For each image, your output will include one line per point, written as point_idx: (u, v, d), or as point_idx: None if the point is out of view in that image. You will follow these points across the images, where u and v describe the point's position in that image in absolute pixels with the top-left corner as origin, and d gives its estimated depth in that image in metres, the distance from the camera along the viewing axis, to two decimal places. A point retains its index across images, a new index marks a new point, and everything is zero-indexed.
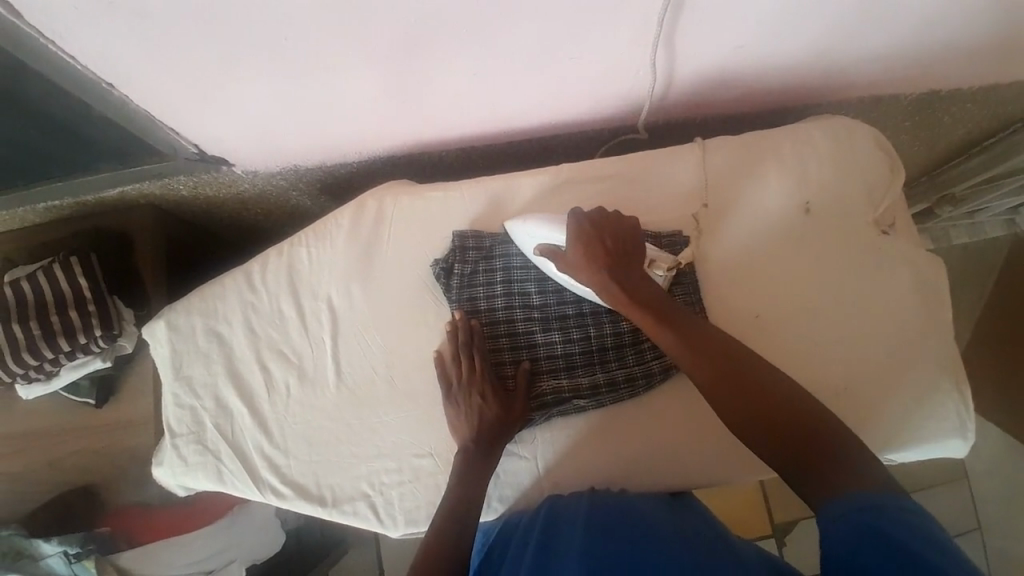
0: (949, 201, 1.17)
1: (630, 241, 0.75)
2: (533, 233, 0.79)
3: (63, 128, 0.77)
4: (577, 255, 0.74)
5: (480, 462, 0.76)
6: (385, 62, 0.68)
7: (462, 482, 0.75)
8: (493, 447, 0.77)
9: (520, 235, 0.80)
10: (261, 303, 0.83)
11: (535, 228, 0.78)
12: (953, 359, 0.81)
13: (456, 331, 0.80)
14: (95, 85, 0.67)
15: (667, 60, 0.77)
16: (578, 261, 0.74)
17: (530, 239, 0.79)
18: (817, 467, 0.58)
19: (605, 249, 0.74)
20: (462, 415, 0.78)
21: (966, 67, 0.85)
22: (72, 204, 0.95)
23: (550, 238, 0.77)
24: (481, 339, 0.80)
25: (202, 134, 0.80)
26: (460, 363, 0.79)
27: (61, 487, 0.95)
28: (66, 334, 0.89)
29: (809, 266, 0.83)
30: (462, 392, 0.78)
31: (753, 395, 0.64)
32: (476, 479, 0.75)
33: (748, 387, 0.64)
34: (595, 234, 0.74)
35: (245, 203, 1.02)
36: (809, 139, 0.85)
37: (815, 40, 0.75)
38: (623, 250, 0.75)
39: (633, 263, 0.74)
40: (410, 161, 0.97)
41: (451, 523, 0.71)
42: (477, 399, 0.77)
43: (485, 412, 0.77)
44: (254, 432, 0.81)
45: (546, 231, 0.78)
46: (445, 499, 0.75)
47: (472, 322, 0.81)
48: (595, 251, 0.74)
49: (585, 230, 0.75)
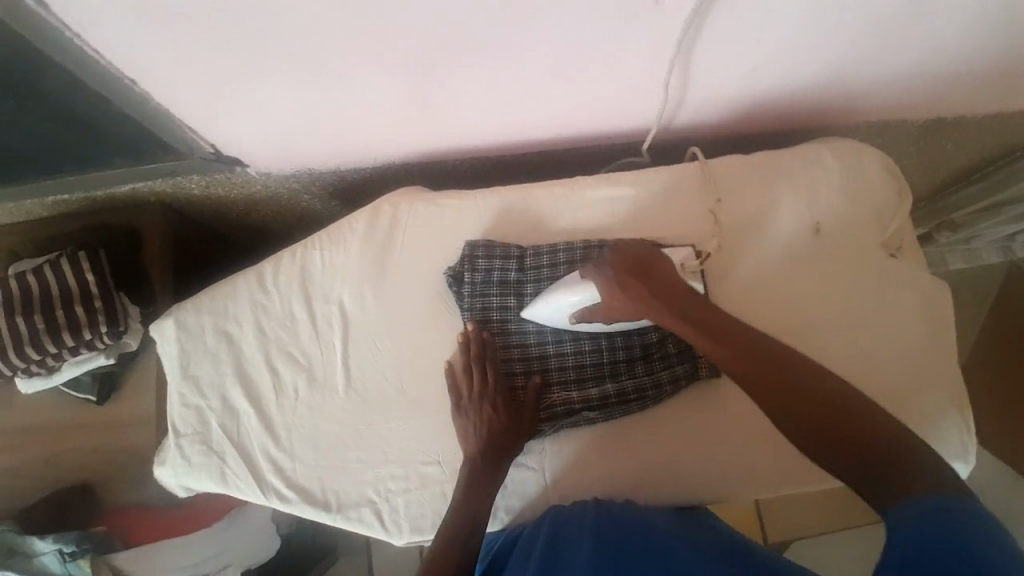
0: (948, 227, 1.19)
1: (657, 267, 0.73)
2: (552, 308, 0.78)
3: (80, 122, 0.77)
4: (611, 294, 0.73)
5: (489, 471, 0.76)
6: (408, 69, 0.69)
7: (470, 489, 0.75)
8: (502, 458, 0.77)
9: (540, 313, 0.79)
10: (272, 305, 0.83)
11: (552, 304, 0.77)
12: (957, 383, 0.82)
13: (468, 342, 0.80)
14: (118, 81, 0.67)
15: (684, 79, 0.78)
16: (611, 297, 0.73)
17: (555, 313, 0.78)
18: (888, 474, 0.56)
19: (637, 278, 0.72)
20: (471, 427, 0.78)
21: (974, 96, 0.86)
22: (81, 198, 0.94)
23: (572, 304, 0.76)
24: (493, 351, 0.80)
25: (220, 134, 0.80)
26: (472, 376, 0.79)
27: (57, 484, 0.93)
28: (71, 329, 0.88)
29: (818, 285, 0.84)
30: (473, 404, 0.78)
31: (807, 404, 0.61)
32: (483, 485, 0.75)
33: (797, 396, 0.61)
34: (626, 270, 0.72)
35: (256, 204, 1.02)
36: (820, 160, 0.86)
37: (830, 64, 0.76)
38: (653, 275, 0.73)
39: (670, 286, 0.72)
40: (424, 169, 0.97)
41: (458, 526, 0.72)
42: (489, 411, 0.77)
43: (496, 423, 0.77)
44: (260, 434, 0.81)
45: (564, 300, 0.76)
46: (453, 504, 0.75)
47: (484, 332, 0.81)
48: (628, 284, 0.72)
49: (610, 272, 0.73)
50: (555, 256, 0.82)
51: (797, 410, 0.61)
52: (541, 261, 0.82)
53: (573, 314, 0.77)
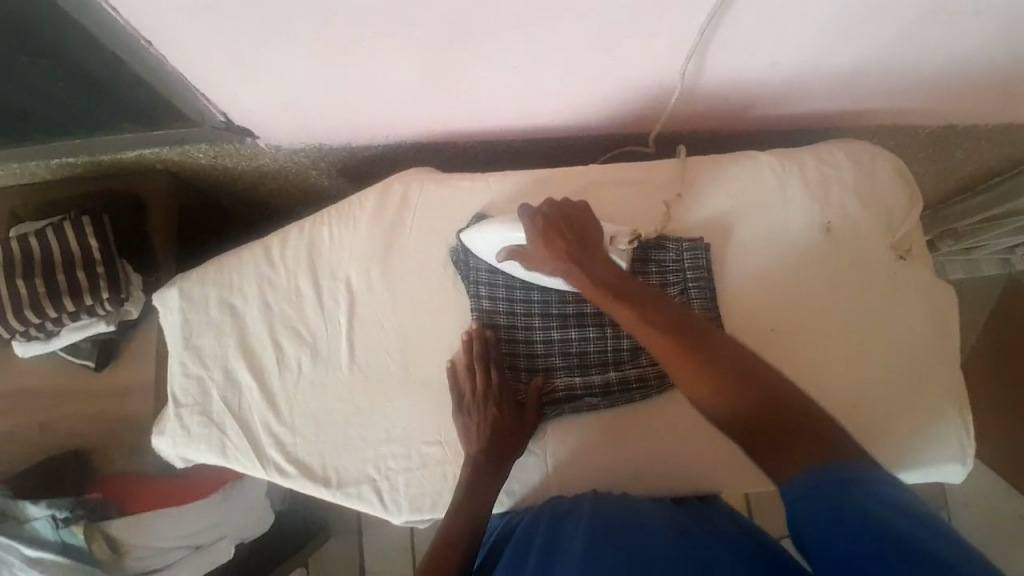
0: (952, 236, 1.18)
1: (584, 227, 0.74)
2: (489, 237, 0.78)
3: (92, 83, 0.76)
4: (536, 249, 0.74)
5: (492, 465, 0.76)
6: (429, 45, 0.68)
7: (472, 479, 0.75)
8: (504, 448, 0.76)
9: (476, 242, 0.79)
10: (279, 279, 0.83)
11: (491, 233, 0.77)
12: (959, 386, 0.82)
13: (471, 340, 0.79)
14: (133, 43, 0.66)
15: (703, 73, 0.78)
16: (535, 249, 0.74)
17: (487, 242, 0.78)
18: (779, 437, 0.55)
19: (563, 234, 0.73)
20: (473, 427, 0.77)
21: (991, 104, 0.86)
22: (87, 163, 0.93)
23: (506, 238, 0.77)
24: (495, 349, 0.80)
25: (234, 104, 0.79)
26: (475, 375, 0.78)
27: (54, 451, 0.93)
28: (72, 294, 0.86)
29: (827, 286, 0.84)
30: (476, 403, 0.77)
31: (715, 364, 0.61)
32: (489, 477, 0.75)
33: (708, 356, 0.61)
34: (553, 227, 0.73)
35: (264, 178, 1.01)
36: (835, 160, 0.86)
37: (850, 64, 0.76)
38: (581, 234, 0.74)
39: (594, 251, 0.73)
40: (435, 150, 0.96)
41: (464, 519, 0.72)
42: (492, 408, 0.77)
43: (499, 421, 0.77)
44: (261, 408, 0.80)
45: (500, 231, 0.77)
46: (456, 496, 0.75)
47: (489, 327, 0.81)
48: (552, 239, 0.73)
49: (539, 225, 0.74)
50: None
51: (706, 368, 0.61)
52: None
53: (502, 250, 0.78)
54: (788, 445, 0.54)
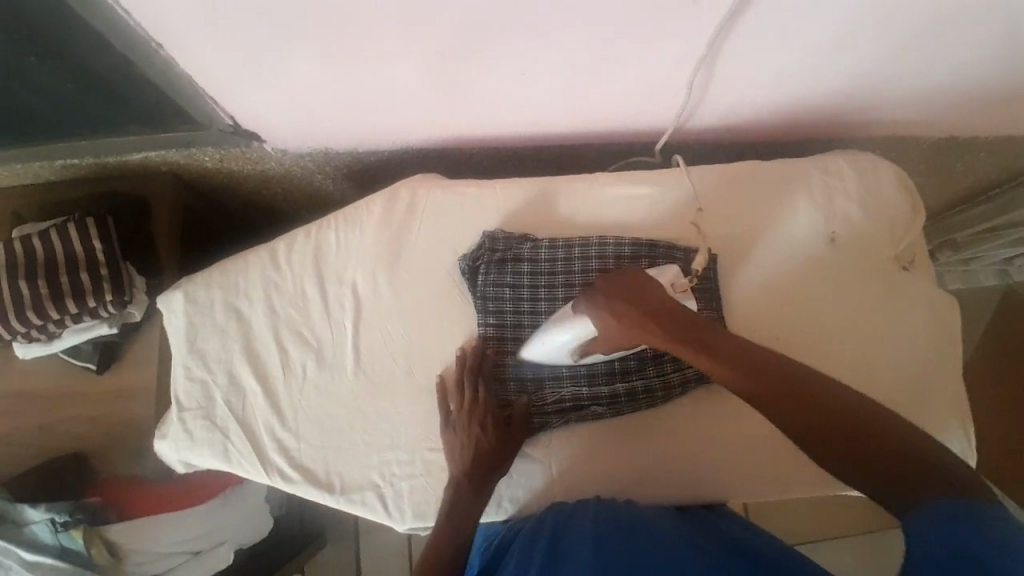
0: (949, 246, 1.19)
1: (646, 284, 0.68)
2: (552, 344, 0.75)
3: (101, 86, 0.76)
4: (602, 317, 0.68)
5: (474, 486, 0.76)
6: (440, 52, 0.68)
7: (456, 495, 0.76)
8: (489, 471, 0.76)
9: (542, 352, 0.77)
10: (284, 283, 0.82)
11: (550, 342, 0.75)
12: (961, 397, 0.83)
13: (465, 356, 0.79)
14: (146, 44, 0.66)
15: (708, 85, 0.78)
16: (606, 326, 0.68)
17: (554, 351, 0.76)
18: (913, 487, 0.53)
19: (629, 301, 0.67)
20: (458, 444, 0.77)
21: (995, 118, 0.87)
22: (92, 164, 0.92)
23: (569, 341, 0.74)
24: (489, 365, 0.80)
25: (243, 108, 0.79)
26: (465, 394, 0.78)
27: (53, 453, 0.92)
28: (75, 295, 0.86)
29: (831, 297, 0.84)
30: (462, 422, 0.77)
31: (824, 418, 0.58)
32: (471, 496, 0.75)
33: (817, 411, 0.58)
34: (616, 293, 0.68)
35: (268, 181, 1.01)
36: (839, 171, 0.87)
37: (856, 77, 0.77)
38: (646, 292, 0.68)
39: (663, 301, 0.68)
40: (442, 156, 0.96)
41: (446, 537, 0.74)
42: (477, 430, 0.77)
43: (482, 441, 0.76)
44: (265, 412, 0.80)
45: (560, 338, 0.74)
46: (439, 513, 0.76)
47: (489, 338, 0.81)
48: (621, 311, 0.67)
49: (600, 297, 0.68)
50: (571, 249, 0.81)
51: (819, 427, 0.58)
52: (556, 254, 0.81)
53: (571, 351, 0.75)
54: (919, 486, 0.52)
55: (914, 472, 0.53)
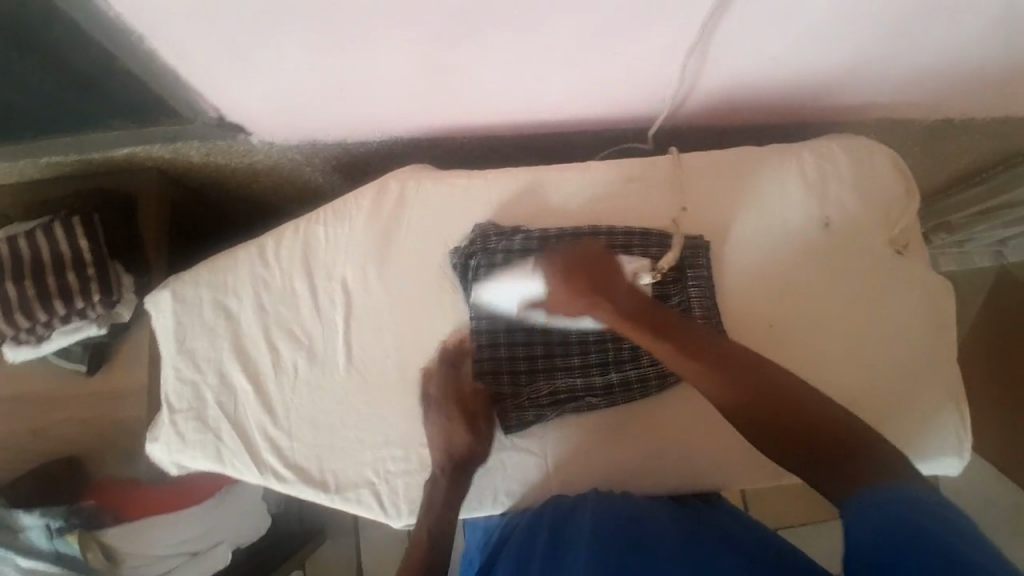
0: (944, 229, 1.18)
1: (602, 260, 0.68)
2: (510, 290, 0.77)
3: (83, 82, 0.75)
4: (560, 294, 0.68)
5: (451, 478, 0.76)
6: (427, 41, 0.67)
7: (437, 487, 0.76)
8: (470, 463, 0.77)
9: (496, 294, 0.78)
10: (273, 280, 0.81)
11: (511, 289, 0.77)
12: (957, 381, 0.82)
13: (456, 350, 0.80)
14: (125, 39, 0.64)
15: (700, 70, 0.77)
16: (559, 293, 0.68)
17: (507, 298, 0.77)
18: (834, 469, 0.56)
19: (583, 270, 0.67)
20: (441, 435, 0.77)
21: (991, 98, 0.86)
22: (75, 161, 0.91)
23: (525, 294, 0.76)
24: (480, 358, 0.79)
25: (227, 101, 0.78)
26: (454, 386, 0.78)
27: (45, 457, 0.91)
28: (63, 296, 0.85)
29: (826, 282, 0.84)
30: (448, 414, 0.77)
31: (762, 400, 0.60)
32: (449, 489, 0.75)
33: (762, 396, 0.60)
34: (574, 268, 0.67)
35: (255, 175, 0.99)
36: (833, 154, 0.86)
37: (850, 60, 0.76)
38: (604, 265, 0.68)
39: (619, 281, 0.68)
40: (431, 146, 0.95)
41: (430, 530, 0.74)
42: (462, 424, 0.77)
43: (465, 435, 0.77)
44: (257, 411, 0.79)
45: (518, 287, 0.76)
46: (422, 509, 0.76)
47: (479, 338, 0.79)
48: (571, 279, 0.67)
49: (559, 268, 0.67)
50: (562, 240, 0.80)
51: (756, 408, 0.60)
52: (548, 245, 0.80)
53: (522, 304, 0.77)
54: (839, 472, 0.56)
55: (838, 449, 0.56)
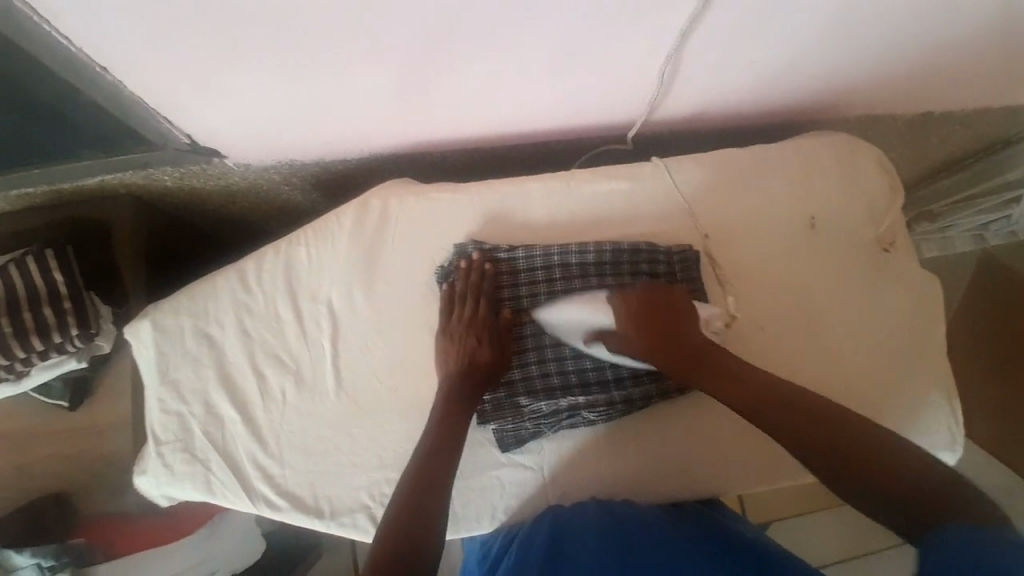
0: (925, 219, 1.17)
1: (662, 289, 0.77)
2: (579, 313, 0.77)
3: (46, 113, 0.73)
4: (631, 333, 0.75)
5: (433, 485, 0.69)
6: (402, 57, 0.65)
7: (415, 489, 0.68)
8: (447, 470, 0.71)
9: (559, 326, 0.78)
10: (256, 305, 0.80)
11: (578, 315, 0.77)
12: (947, 375, 0.83)
13: (448, 360, 0.77)
14: (89, 68, 0.62)
15: (678, 75, 0.77)
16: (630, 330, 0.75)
17: (572, 329, 0.77)
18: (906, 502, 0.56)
19: (649, 308, 0.75)
20: (424, 441, 0.73)
21: (969, 93, 0.86)
22: (46, 191, 0.88)
23: (595, 320, 0.77)
24: (472, 371, 0.76)
25: (199, 125, 0.76)
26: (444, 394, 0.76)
27: (32, 494, 0.89)
28: (40, 332, 0.83)
29: (814, 284, 0.84)
30: (437, 422, 0.74)
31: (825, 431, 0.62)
32: (428, 490, 0.68)
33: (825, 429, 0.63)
34: (645, 310, 0.75)
35: (233, 196, 0.97)
36: (816, 154, 0.86)
37: (829, 59, 0.75)
38: (668, 312, 0.75)
39: (687, 325, 0.75)
40: (412, 160, 0.93)
41: (397, 533, 0.64)
42: (450, 433, 0.73)
43: (450, 443, 0.72)
44: (247, 441, 0.78)
45: (587, 313, 0.77)
46: (393, 513, 0.66)
47: (462, 362, 0.76)
48: (639, 310, 0.75)
49: (631, 308, 0.76)
50: (548, 255, 0.79)
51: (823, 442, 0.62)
52: (534, 262, 0.80)
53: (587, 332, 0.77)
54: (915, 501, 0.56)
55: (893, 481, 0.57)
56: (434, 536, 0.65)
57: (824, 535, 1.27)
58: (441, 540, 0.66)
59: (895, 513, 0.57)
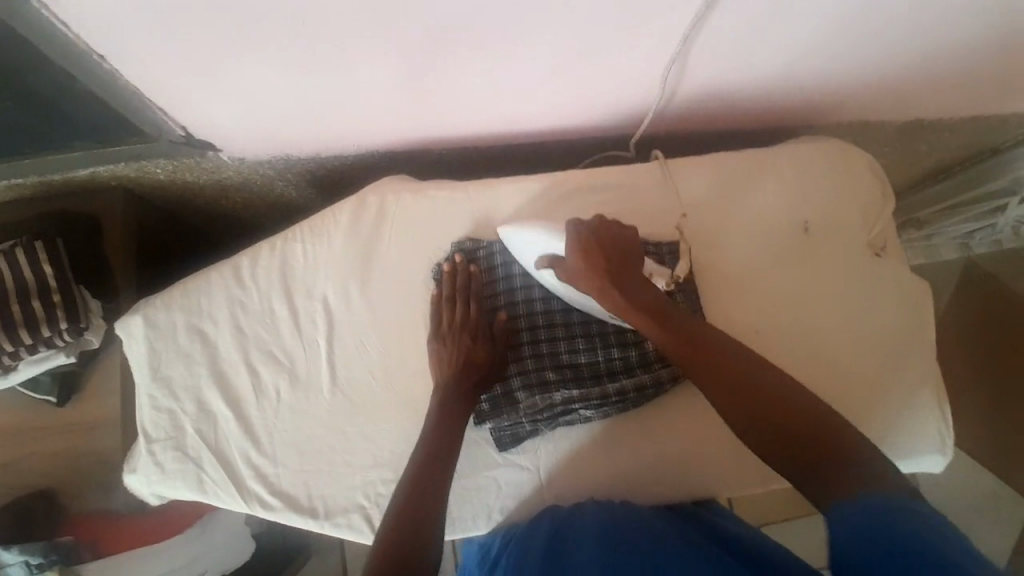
0: (913, 224, 1.21)
1: (621, 233, 0.75)
2: (540, 240, 0.77)
3: (40, 103, 0.71)
4: (578, 264, 0.73)
5: (431, 484, 0.69)
6: (405, 53, 0.65)
7: (415, 485, 0.69)
8: (443, 466, 0.71)
9: (516, 241, 0.78)
10: (251, 301, 0.79)
11: (538, 237, 0.77)
12: (936, 378, 0.84)
13: (442, 356, 0.77)
14: (84, 56, 0.61)
15: (677, 77, 0.77)
16: (574, 264, 0.73)
17: (529, 248, 0.78)
18: (816, 464, 0.57)
19: (600, 251, 0.73)
20: (422, 438, 0.73)
21: (961, 101, 0.88)
22: (36, 182, 0.86)
23: (552, 246, 0.76)
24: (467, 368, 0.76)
25: (196, 118, 0.75)
26: (441, 391, 0.76)
27: (18, 492, 0.87)
28: (28, 326, 0.81)
29: (806, 285, 0.85)
30: (436, 418, 0.74)
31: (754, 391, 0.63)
32: (425, 489, 0.68)
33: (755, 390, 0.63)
34: (594, 246, 0.73)
35: (226, 191, 0.96)
36: (810, 158, 0.87)
37: (826, 65, 0.76)
38: (618, 256, 0.73)
39: (632, 271, 0.73)
40: (409, 157, 0.93)
41: (396, 536, 0.64)
42: (447, 429, 0.73)
43: (447, 440, 0.73)
44: (240, 439, 0.77)
45: (547, 238, 0.76)
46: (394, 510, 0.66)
47: (459, 358, 0.76)
48: (589, 246, 0.73)
49: (582, 242, 0.73)
50: None
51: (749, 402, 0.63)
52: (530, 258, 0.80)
53: (540, 258, 0.77)
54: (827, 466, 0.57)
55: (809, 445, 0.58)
56: (433, 535, 0.65)
57: (819, 535, 1.28)
58: (441, 539, 0.66)
59: (796, 464, 0.59)
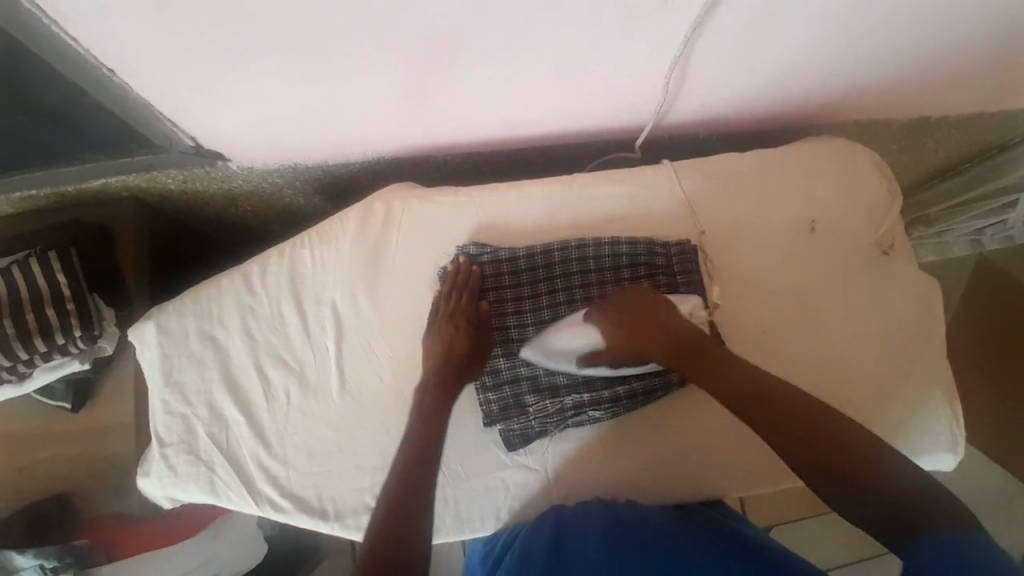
0: (923, 221, 1.19)
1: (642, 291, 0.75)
2: (564, 340, 0.76)
3: (53, 115, 0.73)
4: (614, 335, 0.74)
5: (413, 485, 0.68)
6: (407, 61, 0.66)
7: (403, 481, 0.68)
8: (427, 465, 0.70)
9: (547, 354, 0.77)
10: (261, 307, 0.80)
11: (565, 340, 0.76)
12: (948, 378, 0.84)
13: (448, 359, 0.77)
14: (95, 70, 0.63)
15: (679, 80, 0.77)
16: (611, 335, 0.74)
17: (563, 350, 0.77)
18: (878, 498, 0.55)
19: (630, 312, 0.74)
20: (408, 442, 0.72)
21: (972, 96, 0.87)
22: (49, 195, 0.88)
23: (580, 344, 0.76)
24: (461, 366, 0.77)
25: (205, 128, 0.76)
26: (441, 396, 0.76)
27: (36, 495, 0.89)
28: (43, 333, 0.83)
29: (815, 285, 0.84)
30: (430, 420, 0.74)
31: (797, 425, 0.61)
32: (411, 488, 0.68)
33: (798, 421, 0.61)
34: (623, 313, 0.74)
35: (236, 199, 0.97)
36: (814, 157, 0.87)
37: (829, 64, 0.76)
38: (646, 308, 0.74)
39: (667, 319, 0.73)
40: (415, 163, 0.94)
41: (383, 535, 0.63)
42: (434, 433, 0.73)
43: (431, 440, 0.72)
44: (250, 442, 0.78)
45: (573, 340, 0.76)
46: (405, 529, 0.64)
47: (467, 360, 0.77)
48: (619, 315, 0.74)
49: (610, 315, 0.74)
50: (549, 254, 0.81)
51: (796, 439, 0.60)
52: (535, 261, 0.81)
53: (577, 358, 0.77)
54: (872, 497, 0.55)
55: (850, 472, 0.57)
56: (420, 536, 0.64)
57: (829, 538, 1.27)
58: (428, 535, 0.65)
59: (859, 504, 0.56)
